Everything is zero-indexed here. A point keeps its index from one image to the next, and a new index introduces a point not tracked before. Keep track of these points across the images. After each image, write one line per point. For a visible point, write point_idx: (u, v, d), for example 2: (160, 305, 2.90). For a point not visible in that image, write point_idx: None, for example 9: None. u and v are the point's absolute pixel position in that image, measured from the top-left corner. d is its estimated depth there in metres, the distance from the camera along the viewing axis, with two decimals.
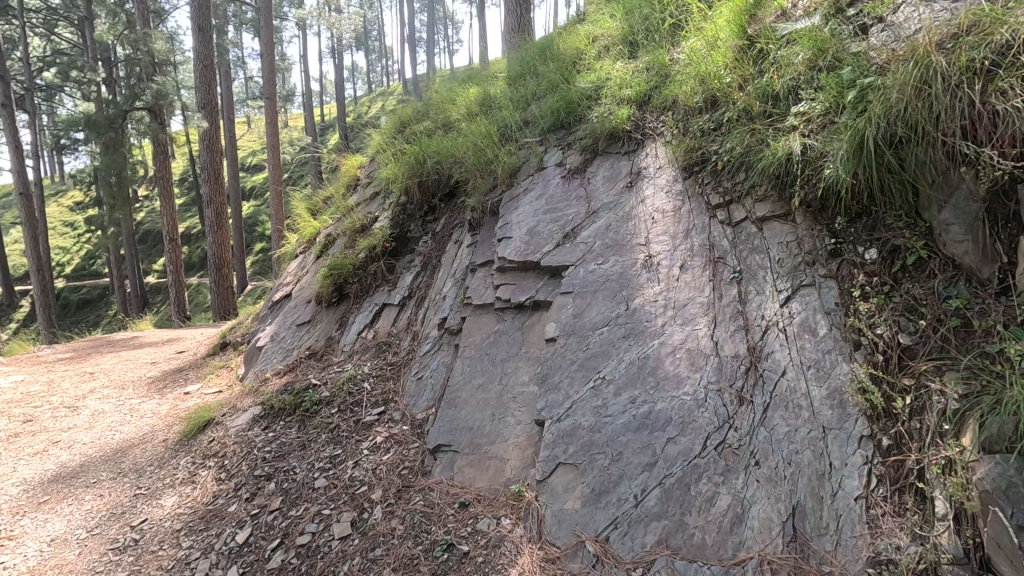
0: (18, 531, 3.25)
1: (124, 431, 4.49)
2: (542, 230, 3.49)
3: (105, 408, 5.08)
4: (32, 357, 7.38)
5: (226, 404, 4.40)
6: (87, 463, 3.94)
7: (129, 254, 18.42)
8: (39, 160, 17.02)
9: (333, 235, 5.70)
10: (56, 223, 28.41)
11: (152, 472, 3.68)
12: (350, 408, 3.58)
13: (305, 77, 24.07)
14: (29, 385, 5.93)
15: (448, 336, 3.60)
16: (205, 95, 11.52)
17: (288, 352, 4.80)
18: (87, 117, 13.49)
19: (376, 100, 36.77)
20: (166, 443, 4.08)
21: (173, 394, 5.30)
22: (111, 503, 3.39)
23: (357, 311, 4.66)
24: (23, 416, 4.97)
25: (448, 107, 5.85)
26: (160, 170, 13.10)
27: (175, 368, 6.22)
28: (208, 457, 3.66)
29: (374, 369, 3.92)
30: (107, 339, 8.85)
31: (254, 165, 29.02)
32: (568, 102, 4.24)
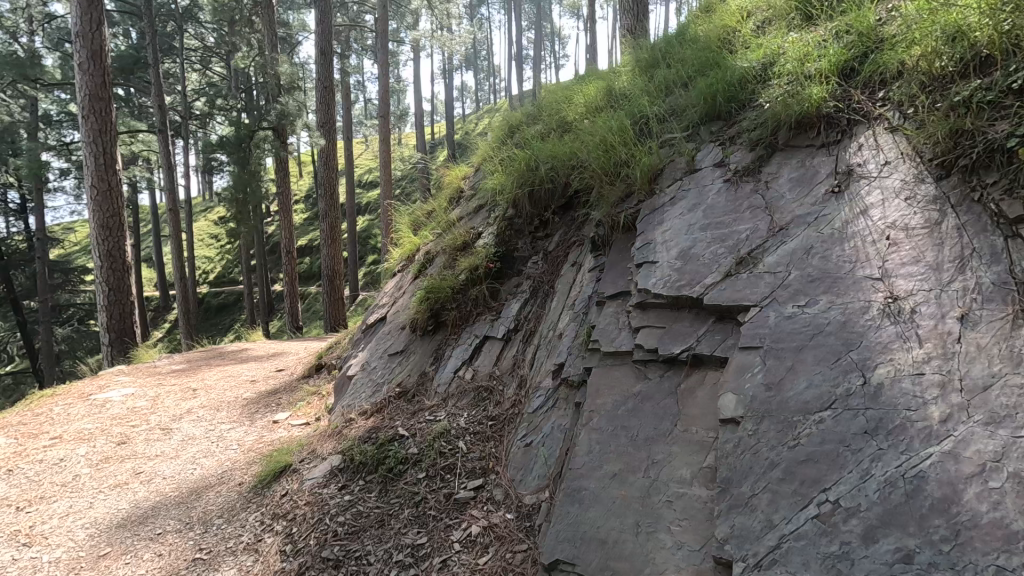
0: None
1: (204, 466, 4.11)
2: (702, 254, 2.53)
3: (196, 434, 4.81)
4: (150, 367, 7.59)
5: (307, 445, 3.87)
6: (159, 508, 3.58)
7: (259, 265, 19.65)
8: (189, 180, 18.71)
9: (432, 253, 5.09)
10: (203, 234, 31.60)
11: (219, 529, 3.17)
12: (441, 475, 2.83)
13: (418, 97, 24.61)
14: (136, 400, 5.92)
15: (567, 390, 2.75)
16: (324, 114, 11.71)
17: (377, 386, 4.20)
18: (225, 139, 14.38)
19: (484, 117, 37.30)
20: (241, 488, 3.60)
21: (261, 422, 4.92)
22: (165, 569, 2.91)
23: (454, 343, 3.96)
24: (118, 438, 4.85)
25: (563, 106, 5.05)
26: (281, 187, 13.61)
27: (271, 390, 5.93)
28: (275, 518, 3.07)
29: (471, 424, 3.16)
30: (221, 351, 9.04)
31: (369, 182, 30.39)
32: (727, 85, 3.24)
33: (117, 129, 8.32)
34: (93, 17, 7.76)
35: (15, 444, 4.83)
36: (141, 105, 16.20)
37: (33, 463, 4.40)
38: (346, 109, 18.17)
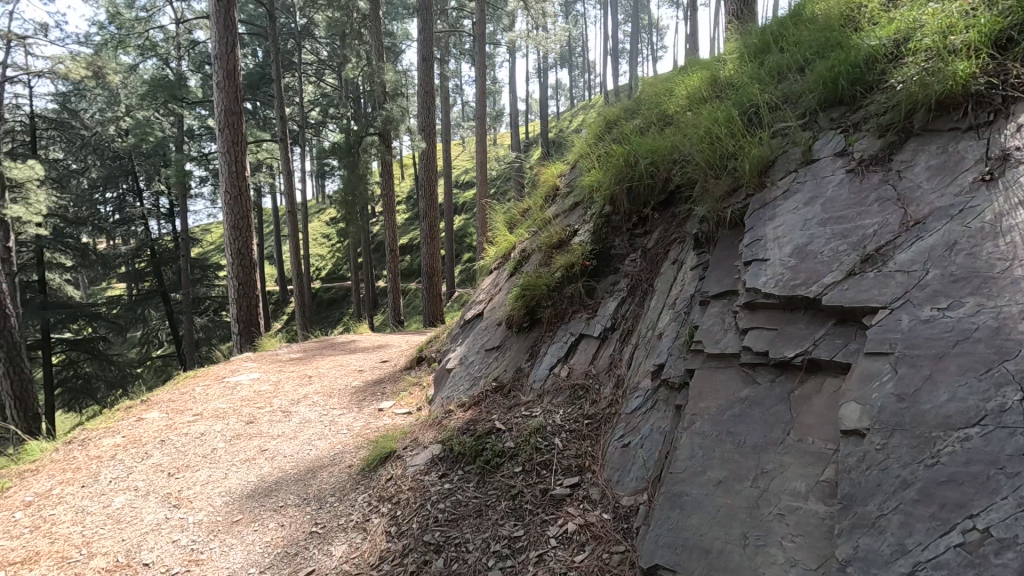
0: (206, 554, 3.17)
1: (318, 448, 4.47)
2: (820, 251, 2.34)
3: (311, 418, 5.24)
4: (273, 355, 8.37)
5: (409, 433, 4.08)
6: (281, 483, 3.94)
7: (365, 263, 20.96)
8: (305, 183, 20.37)
9: (528, 250, 5.15)
10: (317, 234, 34.28)
11: (332, 506, 3.43)
12: (537, 470, 2.86)
13: (514, 98, 24.97)
14: (261, 384, 6.56)
15: (667, 391, 2.67)
16: (425, 118, 12.23)
17: (474, 380, 4.33)
18: (336, 145, 15.48)
19: (578, 115, 37.09)
20: (351, 471, 3.86)
21: (367, 409, 5.25)
22: (287, 539, 3.19)
23: (550, 340, 3.97)
24: (247, 417, 5.40)
25: (664, 99, 4.89)
26: (386, 189, 14.41)
27: (376, 379, 6.31)
28: (381, 500, 3.27)
29: (567, 421, 3.16)
30: (332, 342, 9.77)
31: (466, 182, 31.33)
32: (851, 67, 2.96)
33: (246, 139, 9.24)
34: (229, 40, 8.67)
35: (165, 418, 5.53)
36: (265, 117, 17.86)
37: (180, 436, 5.02)
38: (445, 112, 18.84)
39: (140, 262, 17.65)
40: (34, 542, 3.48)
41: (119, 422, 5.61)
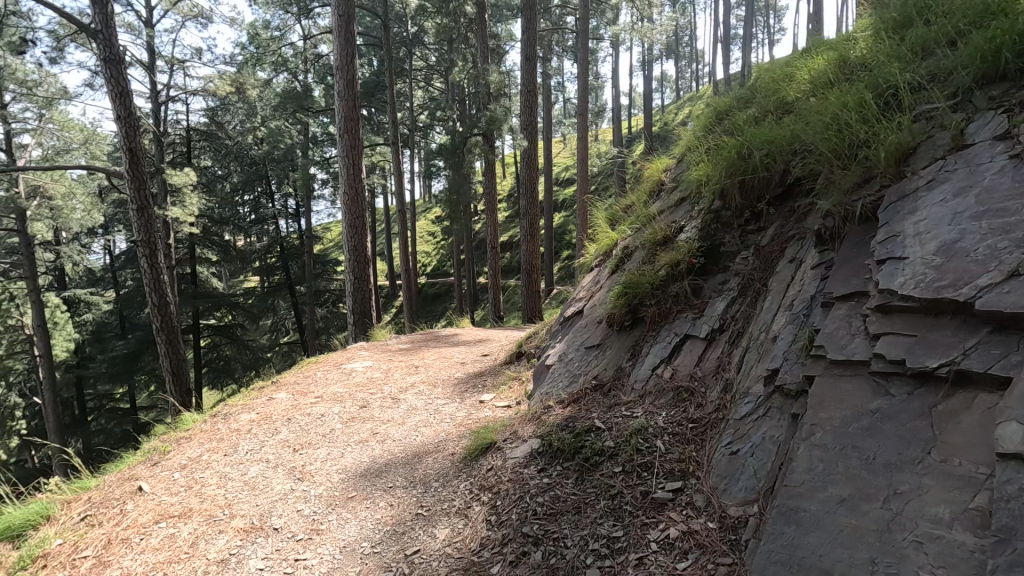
0: (325, 525, 3.46)
1: (423, 434, 4.71)
2: (971, 249, 2.07)
3: (417, 406, 5.53)
4: (384, 345, 8.94)
5: (509, 426, 4.17)
6: (390, 465, 4.20)
7: (468, 259, 21.68)
8: (413, 184, 21.46)
9: (630, 247, 5.04)
10: (423, 232, 35.99)
11: (436, 491, 3.60)
12: (637, 472, 2.80)
13: (616, 92, 24.50)
14: (373, 372, 7.04)
15: (782, 399, 2.49)
16: (527, 117, 12.37)
17: (574, 376, 4.32)
18: (442, 146, 16.15)
19: (685, 106, 35.59)
20: (453, 458, 4.03)
21: (469, 401, 5.44)
22: (396, 518, 3.40)
23: (653, 340, 3.86)
24: (360, 402, 5.82)
25: (782, 85, 4.55)
26: (488, 188, 14.80)
27: (478, 372, 6.52)
28: (482, 489, 3.37)
29: (669, 423, 3.06)
30: (437, 334, 10.23)
31: (567, 179, 31.28)
32: (1017, 38, 2.58)
33: (363, 143, 9.91)
34: (349, 52, 9.33)
35: (291, 399, 6.11)
36: (379, 122, 19.03)
37: (303, 416, 5.52)
38: (548, 110, 18.91)
39: (272, 258, 19.60)
40: (188, 500, 4.01)
41: (254, 400, 6.29)
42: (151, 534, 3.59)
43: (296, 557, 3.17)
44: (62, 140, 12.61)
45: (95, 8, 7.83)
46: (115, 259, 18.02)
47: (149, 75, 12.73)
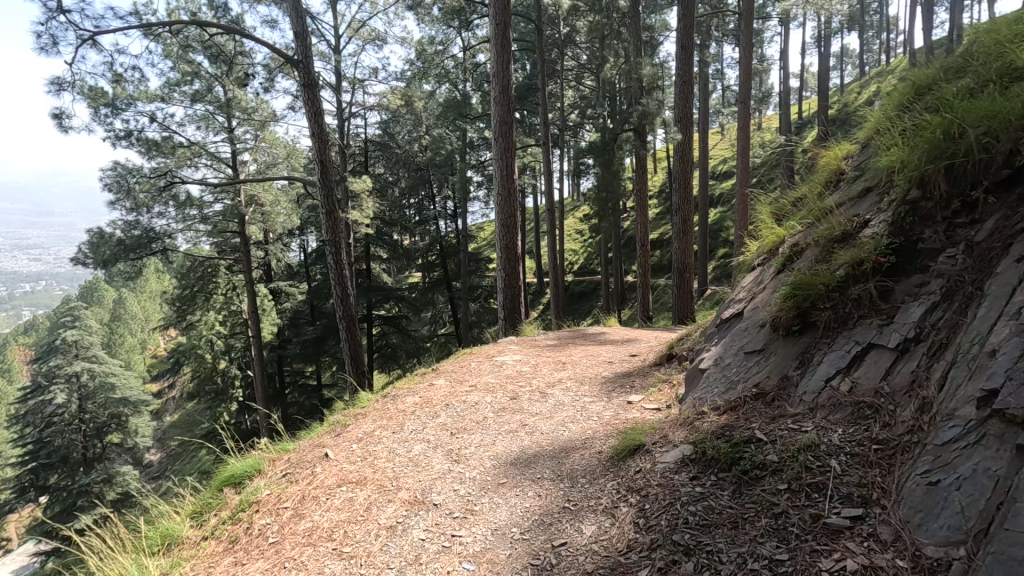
0: (478, 507, 3.68)
1: (570, 430, 4.77)
2: None
3: (564, 402, 5.61)
4: (532, 340, 9.19)
5: (659, 429, 4.05)
6: (538, 456, 4.32)
7: (615, 257, 21.36)
8: (562, 183, 21.70)
9: (801, 244, 4.56)
10: (571, 230, 36.25)
11: (583, 487, 3.62)
12: (806, 492, 2.54)
13: (785, 74, 22.21)
14: (522, 366, 7.28)
15: (1004, 427, 2.07)
16: (682, 109, 11.78)
17: (732, 383, 4.04)
18: (592, 144, 16.10)
19: (871, 83, 31.08)
20: (600, 457, 4.01)
21: (616, 400, 5.37)
22: (544, 508, 3.49)
23: (828, 347, 3.45)
24: (510, 394, 6.06)
25: (1009, 47, 3.75)
26: (639, 184, 14.41)
27: (626, 372, 6.40)
28: (630, 491, 3.32)
29: (847, 442, 2.72)
30: (584, 332, 10.25)
31: (725, 172, 29.19)
32: None
33: (515, 145, 10.27)
34: (504, 58, 9.73)
35: (449, 387, 6.59)
36: (531, 124, 19.56)
37: (459, 402, 5.92)
38: (705, 100, 17.80)
39: (432, 256, 21.24)
40: (363, 469, 4.54)
41: (416, 385, 6.90)
42: (335, 495, 4.14)
43: (453, 533, 3.41)
44: (271, 156, 15.00)
45: (298, 42, 9.18)
46: (307, 256, 20.99)
47: (336, 95, 14.57)
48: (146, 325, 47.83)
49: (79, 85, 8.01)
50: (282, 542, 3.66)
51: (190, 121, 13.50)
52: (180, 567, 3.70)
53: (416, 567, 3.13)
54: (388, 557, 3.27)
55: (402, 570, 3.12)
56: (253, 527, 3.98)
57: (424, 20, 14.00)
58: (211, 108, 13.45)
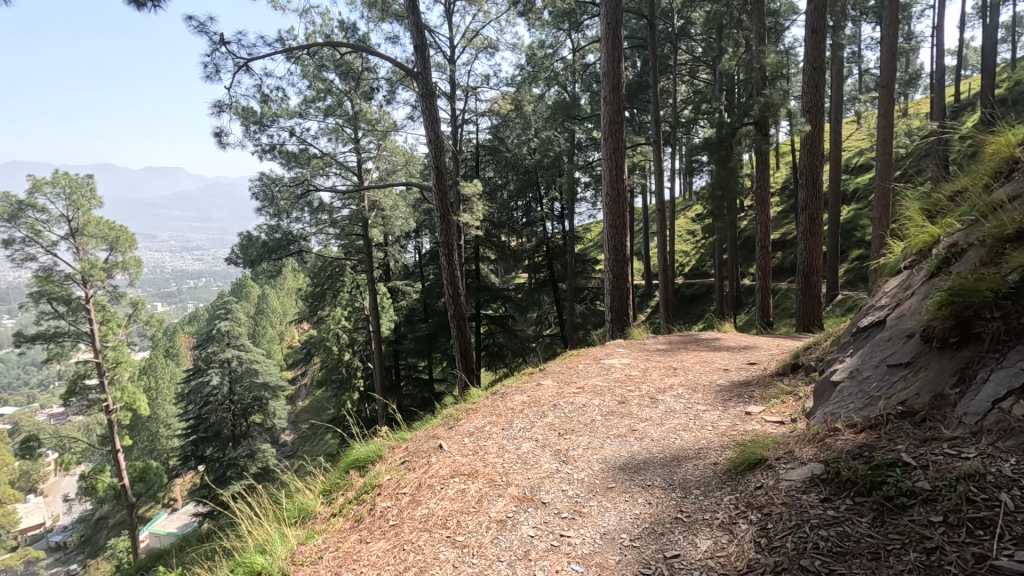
0: (587, 509, 3.66)
1: (683, 438, 4.59)
2: None
3: (676, 409, 5.40)
4: (641, 344, 8.95)
5: (784, 444, 3.77)
6: (649, 463, 4.21)
7: (731, 259, 20.15)
8: (674, 182, 20.89)
9: (960, 244, 3.98)
10: (682, 230, 34.75)
11: (697, 499, 3.47)
12: (967, 528, 2.23)
13: (939, 53, 19.53)
14: (631, 369, 7.12)
15: None
16: (812, 98, 10.81)
17: (871, 398, 3.64)
18: (707, 140, 15.32)
19: None
20: (716, 468, 3.82)
21: (734, 410, 5.07)
22: (656, 516, 3.39)
23: (995, 363, 2.98)
24: (619, 397, 5.96)
25: None
26: (759, 181, 13.46)
27: (745, 381, 6.02)
28: (750, 507, 3.13)
29: (1019, 473, 2.35)
30: (696, 337, 9.80)
31: (861, 165, 26.35)
32: None
33: (626, 144, 10.06)
34: (616, 56, 9.58)
35: (556, 387, 6.63)
36: (641, 122, 19.06)
37: (567, 403, 5.92)
38: (838, 86, 16.19)
39: (538, 257, 21.47)
40: (474, 462, 4.71)
41: (524, 384, 7.02)
42: (448, 485, 4.34)
43: (561, 532, 3.42)
44: (391, 164, 16.05)
45: (418, 55, 9.72)
46: (422, 257, 22.16)
47: (450, 104, 15.25)
48: (283, 319, 53.31)
49: (235, 107, 9.15)
50: (402, 525, 3.91)
51: (323, 134, 14.83)
52: (314, 539, 4.08)
53: (525, 563, 3.18)
54: (499, 550, 3.36)
55: (512, 564, 3.19)
56: (375, 508, 4.29)
57: (535, 24, 14.19)
58: (340, 121, 14.69)
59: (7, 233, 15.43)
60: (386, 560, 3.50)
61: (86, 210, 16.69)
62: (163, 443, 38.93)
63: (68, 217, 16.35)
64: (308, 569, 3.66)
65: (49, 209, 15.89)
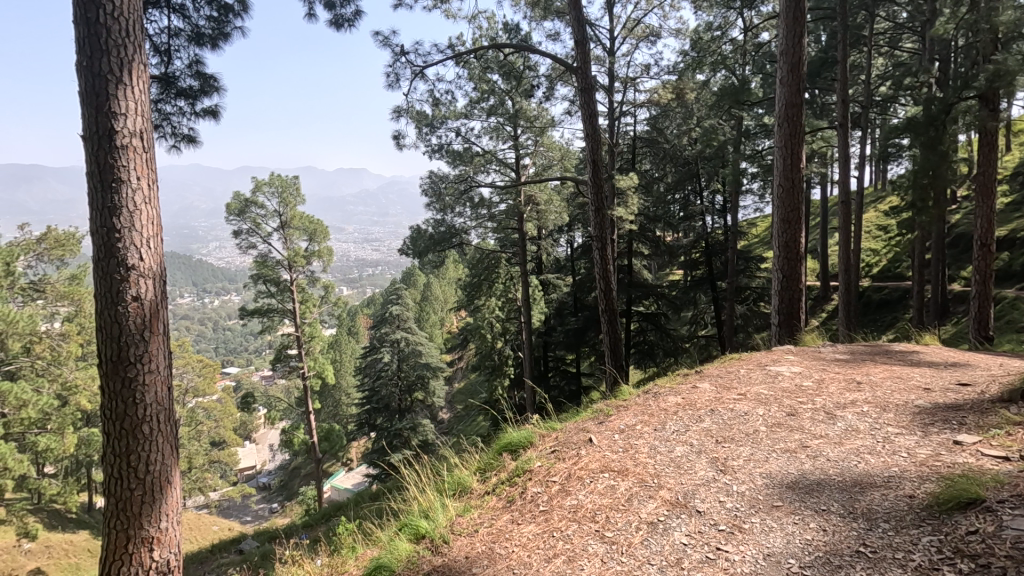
0: (747, 525, 3.40)
1: (868, 463, 4.01)
2: None
3: (860, 428, 4.74)
4: (815, 352, 8.00)
5: (1010, 485, 3.10)
6: (825, 485, 3.75)
7: (936, 258, 17.01)
8: (863, 170, 18.27)
9: None
10: (871, 226, 30.25)
11: (885, 533, 3.02)
12: None
13: None
14: (804, 380, 6.42)
15: None
16: None
17: None
18: (908, 120, 13.15)
19: None
20: (912, 501, 3.29)
21: (937, 437, 4.30)
22: (831, 546, 3.02)
23: None
24: (788, 409, 5.41)
25: None
26: (983, 165, 11.18)
27: (954, 404, 5.05)
28: (960, 555, 2.64)
29: None
30: (887, 348, 8.48)
31: None
32: None
33: (804, 129, 9.03)
34: (796, 32, 8.61)
35: (714, 391, 6.22)
36: (825, 103, 16.89)
37: (726, 410, 5.53)
38: None
39: (696, 253, 20.31)
40: (625, 459, 4.63)
41: (679, 386, 6.70)
42: (598, 479, 4.33)
43: (718, 546, 3.21)
44: (547, 159, 16.36)
45: (578, 49, 9.74)
46: (573, 251, 22.34)
47: (608, 96, 15.03)
48: (444, 306, 57.53)
49: (411, 111, 10.05)
50: (552, 512, 4.00)
51: (485, 133, 15.59)
52: (470, 513, 4.37)
53: (677, 570, 3.06)
54: (649, 552, 3.28)
55: (663, 570, 3.09)
56: (526, 492, 4.45)
57: (703, 6, 13.40)
58: (501, 120, 15.31)
59: (237, 225, 18.78)
60: (536, 544, 3.61)
61: (292, 207, 19.59)
62: (344, 410, 44.73)
63: (280, 212, 19.42)
64: (465, 540, 3.93)
65: (267, 205, 19.02)
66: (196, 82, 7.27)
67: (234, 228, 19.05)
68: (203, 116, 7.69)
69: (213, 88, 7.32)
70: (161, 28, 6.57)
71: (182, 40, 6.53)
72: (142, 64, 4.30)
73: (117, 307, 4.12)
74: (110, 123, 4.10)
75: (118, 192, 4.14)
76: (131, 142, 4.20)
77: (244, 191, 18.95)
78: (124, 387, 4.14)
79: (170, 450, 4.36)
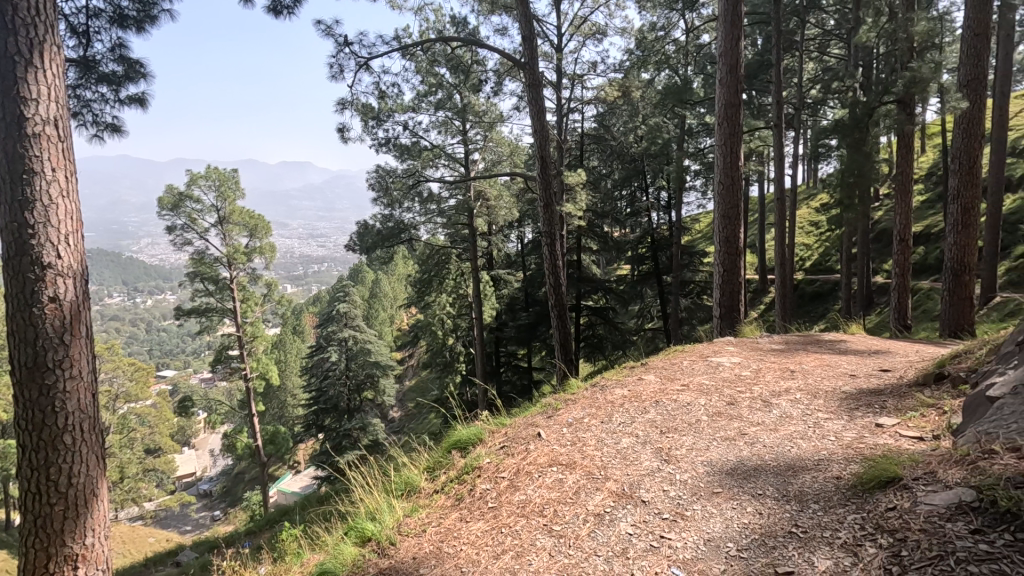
0: (690, 512, 3.51)
1: (800, 448, 4.23)
2: None
3: (793, 415, 4.99)
4: (753, 343, 8.38)
5: (924, 464, 3.34)
6: (761, 470, 3.93)
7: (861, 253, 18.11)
8: (795, 168, 19.22)
9: None
10: (804, 222, 31.92)
11: (815, 513, 3.19)
12: None
13: None
14: (743, 369, 6.69)
15: None
16: (970, 70, 9.32)
17: None
18: (836, 122, 13.91)
19: None
20: (838, 482, 3.49)
21: (861, 421, 4.58)
22: (766, 527, 3.17)
23: None
24: (728, 398, 5.62)
25: None
26: (902, 166, 11.99)
27: (877, 390, 5.39)
28: (881, 530, 2.81)
29: None
30: (818, 337, 8.97)
31: None
32: None
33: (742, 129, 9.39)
34: (734, 35, 8.93)
35: (660, 383, 6.40)
36: (761, 104, 17.64)
37: (670, 401, 5.70)
38: None
39: (642, 248, 20.84)
40: (574, 453, 4.69)
41: (626, 378, 6.84)
42: (545, 474, 4.36)
43: (662, 534, 3.30)
44: (497, 154, 16.34)
45: (526, 45, 9.72)
46: (523, 246, 22.44)
47: (556, 93, 15.16)
48: (394, 303, 56.55)
49: (356, 104, 9.78)
50: (501, 508, 4.00)
51: (433, 126, 15.38)
52: (418, 512, 4.31)
53: (623, 561, 3.12)
54: (596, 544, 3.33)
55: (609, 560, 3.15)
56: (475, 489, 4.44)
57: (647, 7, 13.71)
58: (450, 113, 15.13)
59: (171, 221, 17.81)
60: (485, 541, 3.61)
61: (232, 201, 18.70)
62: (290, 411, 43.37)
63: (217, 207, 18.48)
64: (413, 540, 3.87)
65: (203, 200, 18.11)
66: (120, 67, 6.80)
67: (167, 224, 18.04)
68: (129, 104, 7.22)
69: (140, 74, 6.87)
70: (78, 8, 6.09)
71: (103, 21, 6.08)
72: (55, 45, 3.97)
73: (32, 309, 3.80)
74: (19, 109, 3.77)
75: (30, 184, 3.81)
76: (44, 130, 3.87)
77: (178, 184, 17.94)
78: (41, 396, 3.83)
79: (96, 461, 4.07)
